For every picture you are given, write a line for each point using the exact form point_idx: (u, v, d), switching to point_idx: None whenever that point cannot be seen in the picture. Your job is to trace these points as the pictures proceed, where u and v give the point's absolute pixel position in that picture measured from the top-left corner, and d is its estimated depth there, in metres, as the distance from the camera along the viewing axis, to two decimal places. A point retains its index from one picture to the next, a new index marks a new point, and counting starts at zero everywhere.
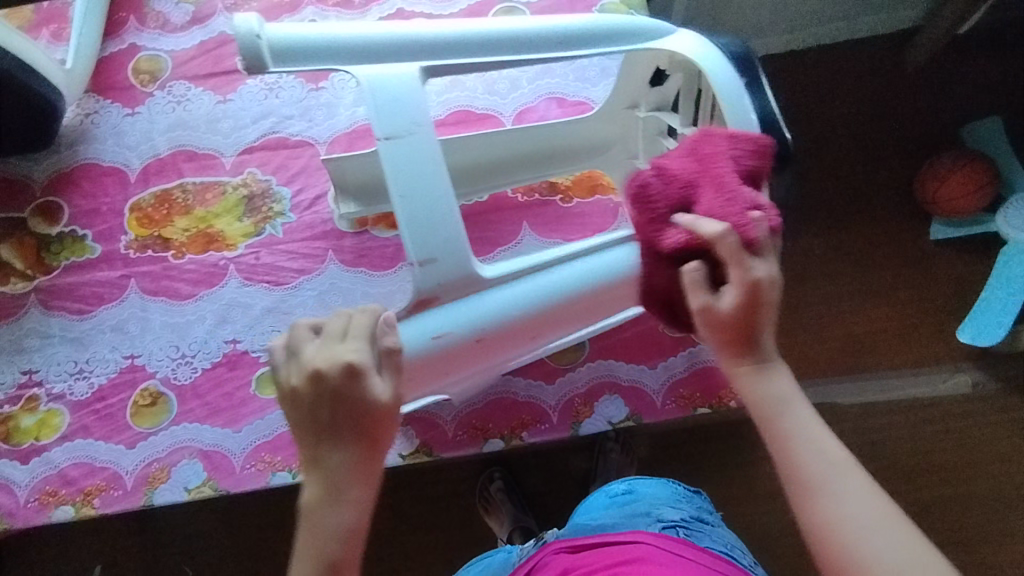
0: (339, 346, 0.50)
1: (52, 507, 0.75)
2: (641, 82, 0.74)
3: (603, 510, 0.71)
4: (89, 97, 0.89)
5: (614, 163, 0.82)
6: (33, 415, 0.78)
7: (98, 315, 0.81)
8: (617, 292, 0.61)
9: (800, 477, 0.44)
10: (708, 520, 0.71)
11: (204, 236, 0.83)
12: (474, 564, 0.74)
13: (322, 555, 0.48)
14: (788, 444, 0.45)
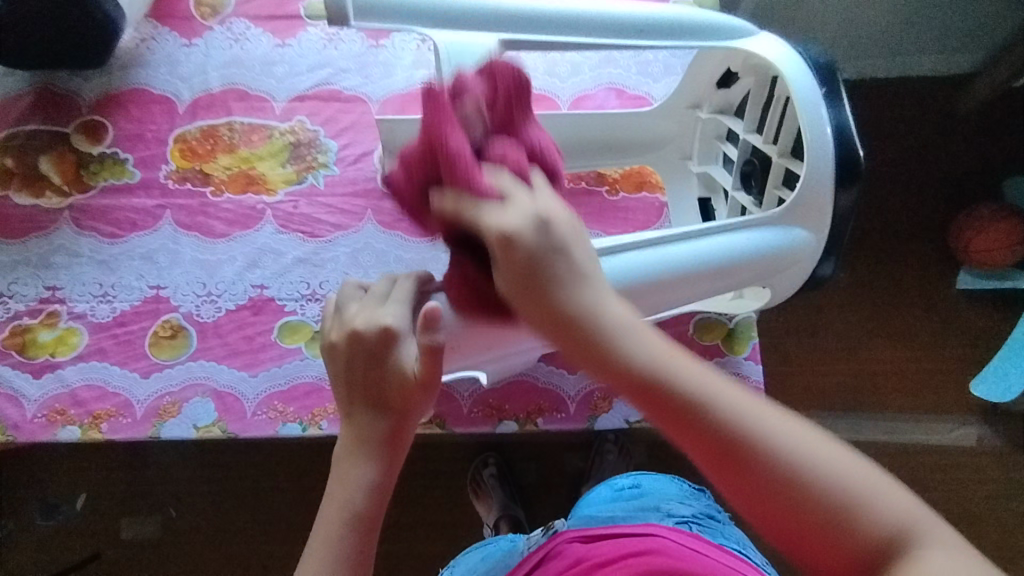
0: (381, 307, 0.50)
1: (59, 426, 0.74)
2: (707, 83, 0.73)
3: (611, 503, 0.71)
4: (148, 22, 0.88)
5: (666, 162, 0.81)
6: (51, 331, 0.77)
7: (129, 241, 0.80)
8: (702, 284, 0.60)
9: (703, 442, 0.39)
10: (718, 516, 0.70)
11: (245, 178, 0.82)
12: (477, 549, 0.74)
13: (345, 511, 0.48)
14: (676, 408, 0.39)
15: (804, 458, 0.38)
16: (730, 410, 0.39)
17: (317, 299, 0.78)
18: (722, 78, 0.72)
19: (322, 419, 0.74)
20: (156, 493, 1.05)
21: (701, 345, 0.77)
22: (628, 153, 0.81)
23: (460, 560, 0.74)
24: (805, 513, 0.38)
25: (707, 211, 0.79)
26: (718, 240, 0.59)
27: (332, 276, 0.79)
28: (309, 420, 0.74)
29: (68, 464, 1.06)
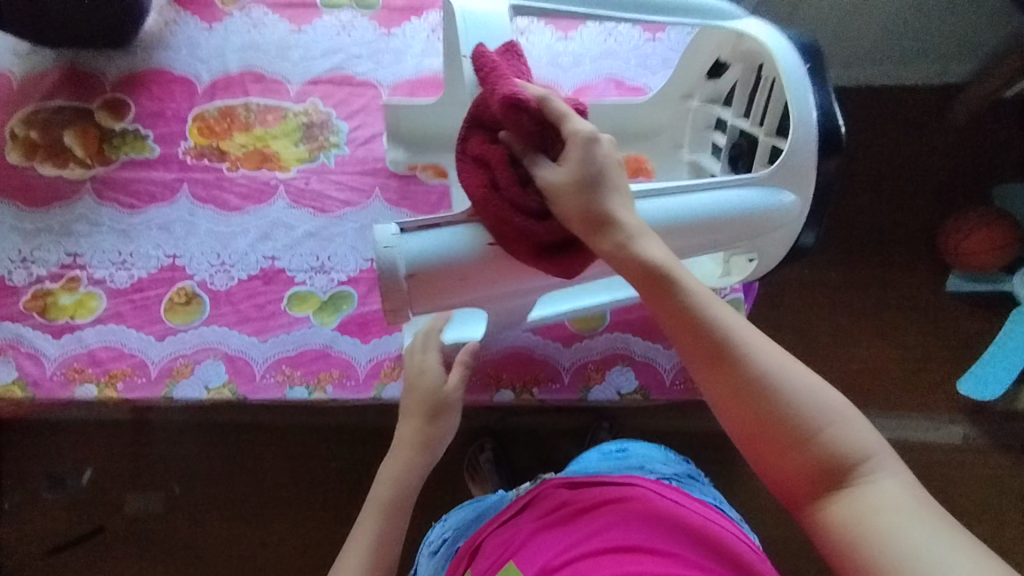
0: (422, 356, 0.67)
1: (77, 384, 0.78)
2: (697, 73, 0.78)
3: (598, 462, 0.75)
4: (171, 7, 0.92)
5: (660, 150, 0.85)
6: (71, 294, 0.81)
7: (148, 212, 0.84)
8: (695, 235, 0.63)
9: (697, 342, 0.48)
10: (697, 479, 0.76)
11: (260, 155, 0.86)
12: (468, 505, 0.78)
13: (399, 486, 0.61)
14: (678, 313, 0.49)
15: (781, 372, 0.46)
16: (724, 324, 0.48)
17: (326, 271, 0.82)
18: (712, 68, 0.76)
19: (327, 383, 0.78)
20: (162, 464, 1.09)
21: None
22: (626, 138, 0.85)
23: (450, 515, 0.79)
24: (771, 417, 0.45)
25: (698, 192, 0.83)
26: (712, 196, 0.63)
27: (340, 248, 0.83)
28: (315, 385, 0.78)
29: (77, 434, 1.09)
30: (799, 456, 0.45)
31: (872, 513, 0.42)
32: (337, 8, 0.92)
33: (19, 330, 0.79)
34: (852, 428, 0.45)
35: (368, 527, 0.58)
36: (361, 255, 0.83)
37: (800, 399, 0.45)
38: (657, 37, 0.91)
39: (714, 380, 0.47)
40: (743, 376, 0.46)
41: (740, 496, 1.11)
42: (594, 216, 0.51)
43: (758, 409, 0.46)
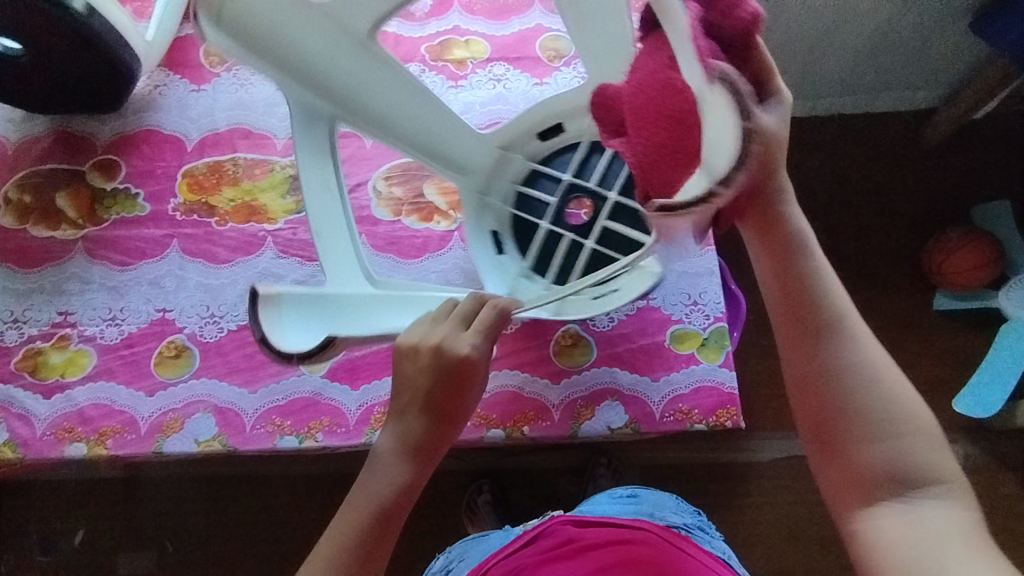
0: (461, 332, 0.57)
1: (67, 443, 0.78)
2: (531, 132, 0.77)
3: (607, 504, 0.76)
4: (161, 70, 0.95)
5: (486, 209, 0.79)
6: (62, 353, 0.81)
7: (138, 268, 0.85)
8: None
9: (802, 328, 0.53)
10: (707, 528, 0.75)
11: (248, 208, 0.88)
12: (470, 540, 0.78)
13: (390, 484, 0.57)
14: (800, 299, 0.53)
15: (874, 380, 0.51)
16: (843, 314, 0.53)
17: None
18: (546, 130, 0.77)
19: (318, 431, 0.78)
20: (154, 522, 1.07)
21: (677, 355, 0.82)
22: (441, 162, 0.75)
23: (456, 547, 0.78)
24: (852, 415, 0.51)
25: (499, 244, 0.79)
26: None
27: None
28: (305, 433, 0.78)
29: (68, 494, 1.08)
30: (867, 460, 0.50)
31: (925, 535, 0.46)
32: None
33: (11, 390, 0.80)
34: (925, 448, 0.50)
35: (345, 521, 0.57)
36: None
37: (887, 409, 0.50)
38: None
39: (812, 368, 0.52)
40: (838, 369, 0.52)
41: (743, 530, 1.09)
42: (774, 209, 0.51)
43: (845, 405, 0.51)
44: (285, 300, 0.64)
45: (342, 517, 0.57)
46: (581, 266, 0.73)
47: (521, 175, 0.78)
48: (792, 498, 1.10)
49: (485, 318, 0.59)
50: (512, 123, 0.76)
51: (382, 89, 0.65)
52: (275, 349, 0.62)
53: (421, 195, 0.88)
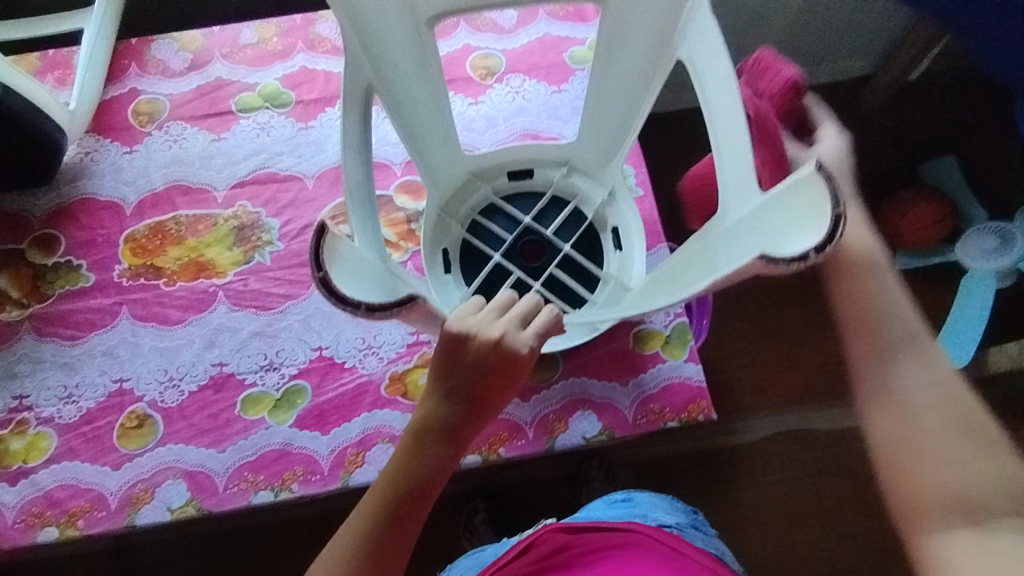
0: (494, 320, 0.55)
1: (37, 529, 0.76)
2: (503, 170, 0.79)
3: (602, 509, 0.76)
4: (90, 136, 0.94)
5: (442, 233, 0.78)
6: (21, 438, 0.79)
7: (90, 341, 0.83)
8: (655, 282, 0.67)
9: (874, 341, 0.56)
10: (701, 528, 0.75)
11: (196, 265, 0.87)
12: (465, 560, 0.77)
13: (415, 469, 0.56)
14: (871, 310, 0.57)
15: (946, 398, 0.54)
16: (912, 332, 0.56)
17: (276, 368, 0.82)
18: (518, 172, 0.80)
19: (292, 482, 0.77)
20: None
21: (642, 356, 0.82)
22: (419, 154, 0.76)
23: (455, 565, 0.77)
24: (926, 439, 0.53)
25: (446, 263, 0.77)
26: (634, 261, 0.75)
27: (285, 342, 0.83)
28: (279, 486, 0.77)
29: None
30: (947, 488, 0.51)
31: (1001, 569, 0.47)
32: (253, 111, 0.94)
33: None
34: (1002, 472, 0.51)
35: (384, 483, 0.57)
36: (308, 346, 0.83)
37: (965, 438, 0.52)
38: (562, 89, 0.94)
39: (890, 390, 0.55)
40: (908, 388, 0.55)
41: (745, 511, 1.08)
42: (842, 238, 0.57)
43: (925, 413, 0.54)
44: (340, 256, 0.54)
45: (384, 478, 0.58)
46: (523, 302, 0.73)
47: (481, 205, 0.80)
48: (782, 475, 1.09)
49: (525, 310, 0.56)
50: (488, 155, 0.78)
51: (415, 81, 0.71)
52: (343, 295, 0.51)
53: None
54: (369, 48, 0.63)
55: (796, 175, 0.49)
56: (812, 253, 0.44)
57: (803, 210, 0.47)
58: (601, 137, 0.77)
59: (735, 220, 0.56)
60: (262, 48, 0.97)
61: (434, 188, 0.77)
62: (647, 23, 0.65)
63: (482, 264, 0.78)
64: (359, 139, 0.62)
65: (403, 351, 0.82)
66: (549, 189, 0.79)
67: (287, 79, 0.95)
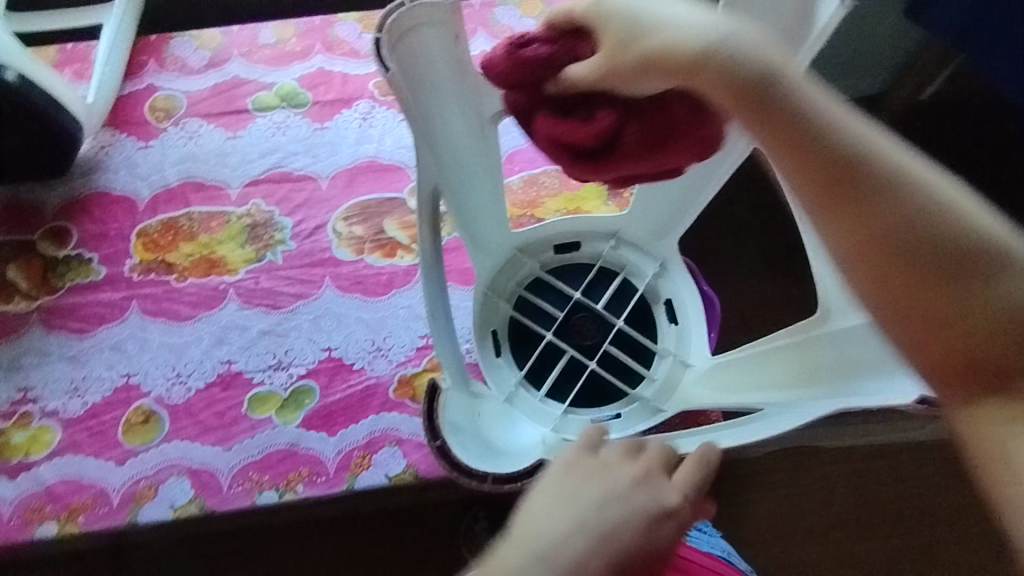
0: (657, 479, 0.44)
1: (36, 524, 0.75)
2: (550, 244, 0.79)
3: None
4: (106, 130, 0.94)
5: (492, 310, 0.77)
6: (25, 431, 0.79)
7: (98, 334, 0.83)
8: (732, 367, 0.66)
9: (829, 173, 0.36)
10: (703, 528, 0.73)
11: (207, 261, 0.86)
12: None
13: None
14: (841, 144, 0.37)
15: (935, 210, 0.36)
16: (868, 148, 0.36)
17: (284, 368, 0.81)
18: (566, 245, 0.79)
19: (297, 483, 0.77)
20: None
21: None
22: (470, 230, 0.72)
23: None
24: (931, 280, 0.35)
25: (496, 345, 0.76)
26: (694, 335, 0.76)
27: (294, 341, 0.82)
28: (284, 487, 0.77)
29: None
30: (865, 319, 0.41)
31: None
32: (269, 110, 0.94)
33: None
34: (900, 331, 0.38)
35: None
36: (317, 346, 0.82)
37: (969, 247, 0.35)
38: None
39: (866, 240, 0.36)
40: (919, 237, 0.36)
41: (755, 536, 0.91)
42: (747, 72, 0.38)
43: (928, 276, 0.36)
44: (452, 414, 0.59)
45: None
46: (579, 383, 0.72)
47: (528, 280, 0.78)
48: None
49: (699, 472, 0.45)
50: (536, 229, 0.78)
51: (477, 175, 0.68)
52: (473, 473, 0.56)
53: (382, 232, 0.88)
54: (436, 155, 0.60)
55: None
56: None
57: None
58: (656, 213, 0.77)
59: (841, 331, 0.53)
60: (280, 49, 0.97)
61: (483, 262, 0.76)
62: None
63: (534, 343, 0.77)
64: (432, 261, 0.59)
65: (412, 355, 0.82)
66: (597, 261, 0.79)
67: (304, 80, 0.96)
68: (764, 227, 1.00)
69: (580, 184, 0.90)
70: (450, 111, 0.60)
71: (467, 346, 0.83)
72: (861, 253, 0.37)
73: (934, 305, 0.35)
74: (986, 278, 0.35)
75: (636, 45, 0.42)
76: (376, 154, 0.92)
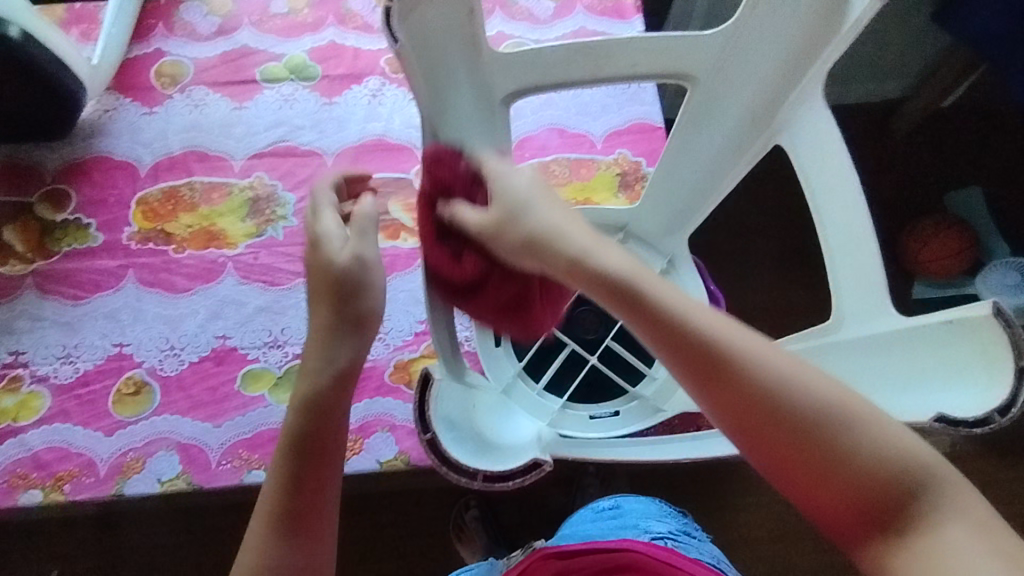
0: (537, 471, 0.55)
1: (21, 491, 0.74)
2: None
3: (591, 523, 0.69)
4: (110, 94, 0.91)
5: None
6: (14, 395, 0.77)
7: (93, 302, 0.81)
8: None
9: (685, 359, 0.40)
10: (694, 535, 0.68)
11: (206, 234, 0.84)
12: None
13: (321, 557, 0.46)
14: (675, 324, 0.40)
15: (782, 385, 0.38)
16: (710, 326, 0.40)
17: (279, 346, 0.80)
18: None
19: None
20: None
21: None
22: None
23: None
24: (798, 447, 0.38)
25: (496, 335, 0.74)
26: None
27: (291, 320, 0.81)
28: None
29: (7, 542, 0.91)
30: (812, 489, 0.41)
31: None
32: (277, 82, 0.92)
33: None
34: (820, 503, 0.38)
35: (277, 472, 0.45)
36: None
37: (820, 413, 0.38)
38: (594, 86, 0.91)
39: (737, 410, 0.39)
40: (783, 417, 0.38)
41: (745, 537, 0.90)
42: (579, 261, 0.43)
43: (793, 445, 0.38)
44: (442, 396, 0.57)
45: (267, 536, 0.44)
46: (579, 378, 0.71)
47: None
48: None
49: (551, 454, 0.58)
50: None
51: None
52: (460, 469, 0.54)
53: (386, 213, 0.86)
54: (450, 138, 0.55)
55: (949, 314, 0.43)
56: (997, 417, 0.39)
57: (966, 353, 0.42)
58: (667, 208, 0.74)
59: (854, 340, 0.52)
60: (291, 19, 0.95)
61: None
62: (735, 105, 0.61)
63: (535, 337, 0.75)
64: None
65: (410, 340, 0.80)
66: None
67: (314, 52, 0.93)
68: (775, 229, 0.98)
69: (591, 175, 0.88)
70: (464, 96, 0.56)
71: (466, 334, 0.80)
72: (743, 425, 0.39)
73: (799, 469, 0.38)
74: (834, 433, 0.37)
75: (509, 228, 0.46)
76: (384, 132, 0.90)
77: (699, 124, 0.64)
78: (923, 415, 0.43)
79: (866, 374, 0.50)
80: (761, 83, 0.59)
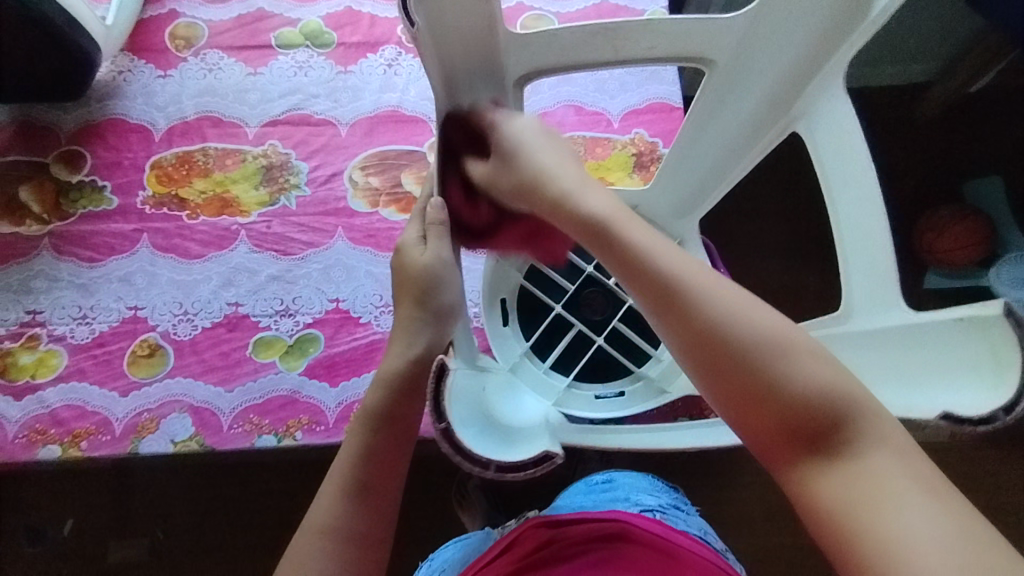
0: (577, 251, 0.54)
1: (39, 446, 0.76)
2: None
3: (582, 496, 0.69)
4: (124, 55, 0.91)
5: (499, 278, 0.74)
6: (32, 353, 0.79)
7: (108, 265, 0.82)
8: None
9: (645, 285, 0.42)
10: (684, 509, 0.69)
11: (219, 200, 0.85)
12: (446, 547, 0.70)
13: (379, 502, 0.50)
14: (638, 259, 0.43)
15: (721, 314, 0.40)
16: (647, 246, 0.43)
17: (291, 315, 0.81)
18: None
19: (296, 430, 0.77)
20: (120, 530, 0.93)
21: None
22: None
23: (437, 553, 0.70)
24: (758, 396, 0.38)
25: (504, 314, 0.75)
26: None
27: (303, 289, 0.82)
28: (283, 432, 0.77)
29: (24, 494, 0.94)
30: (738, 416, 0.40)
31: (886, 492, 0.34)
32: (292, 48, 0.91)
33: None
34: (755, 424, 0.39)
35: (355, 442, 0.52)
36: (325, 296, 0.82)
37: (772, 347, 0.39)
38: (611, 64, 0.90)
39: (690, 336, 0.40)
40: (720, 341, 0.39)
41: (737, 515, 0.92)
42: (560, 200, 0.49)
43: (737, 371, 0.39)
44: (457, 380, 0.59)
45: (343, 468, 0.51)
46: (585, 358, 0.72)
47: None
48: None
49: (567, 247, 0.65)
50: None
51: None
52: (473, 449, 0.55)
53: (398, 185, 0.86)
54: None
55: (960, 312, 0.43)
56: (1003, 412, 0.38)
57: (978, 353, 0.42)
58: (679, 190, 0.74)
59: (863, 331, 0.52)
60: None
61: None
62: (756, 90, 0.60)
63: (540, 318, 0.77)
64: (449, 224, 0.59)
65: None
66: None
67: (330, 18, 0.92)
68: (789, 214, 0.97)
69: (606, 154, 0.87)
70: (477, 74, 0.56)
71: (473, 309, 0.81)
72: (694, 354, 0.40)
73: (766, 419, 0.38)
74: (773, 359, 0.38)
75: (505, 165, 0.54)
76: (399, 103, 0.89)
77: (718, 107, 0.62)
78: (929, 412, 0.43)
79: (873, 366, 0.50)
80: (785, 69, 0.57)
